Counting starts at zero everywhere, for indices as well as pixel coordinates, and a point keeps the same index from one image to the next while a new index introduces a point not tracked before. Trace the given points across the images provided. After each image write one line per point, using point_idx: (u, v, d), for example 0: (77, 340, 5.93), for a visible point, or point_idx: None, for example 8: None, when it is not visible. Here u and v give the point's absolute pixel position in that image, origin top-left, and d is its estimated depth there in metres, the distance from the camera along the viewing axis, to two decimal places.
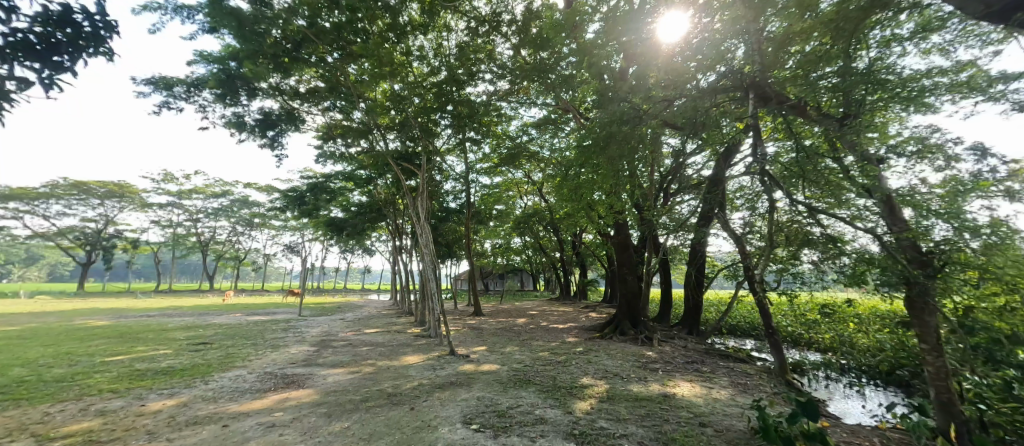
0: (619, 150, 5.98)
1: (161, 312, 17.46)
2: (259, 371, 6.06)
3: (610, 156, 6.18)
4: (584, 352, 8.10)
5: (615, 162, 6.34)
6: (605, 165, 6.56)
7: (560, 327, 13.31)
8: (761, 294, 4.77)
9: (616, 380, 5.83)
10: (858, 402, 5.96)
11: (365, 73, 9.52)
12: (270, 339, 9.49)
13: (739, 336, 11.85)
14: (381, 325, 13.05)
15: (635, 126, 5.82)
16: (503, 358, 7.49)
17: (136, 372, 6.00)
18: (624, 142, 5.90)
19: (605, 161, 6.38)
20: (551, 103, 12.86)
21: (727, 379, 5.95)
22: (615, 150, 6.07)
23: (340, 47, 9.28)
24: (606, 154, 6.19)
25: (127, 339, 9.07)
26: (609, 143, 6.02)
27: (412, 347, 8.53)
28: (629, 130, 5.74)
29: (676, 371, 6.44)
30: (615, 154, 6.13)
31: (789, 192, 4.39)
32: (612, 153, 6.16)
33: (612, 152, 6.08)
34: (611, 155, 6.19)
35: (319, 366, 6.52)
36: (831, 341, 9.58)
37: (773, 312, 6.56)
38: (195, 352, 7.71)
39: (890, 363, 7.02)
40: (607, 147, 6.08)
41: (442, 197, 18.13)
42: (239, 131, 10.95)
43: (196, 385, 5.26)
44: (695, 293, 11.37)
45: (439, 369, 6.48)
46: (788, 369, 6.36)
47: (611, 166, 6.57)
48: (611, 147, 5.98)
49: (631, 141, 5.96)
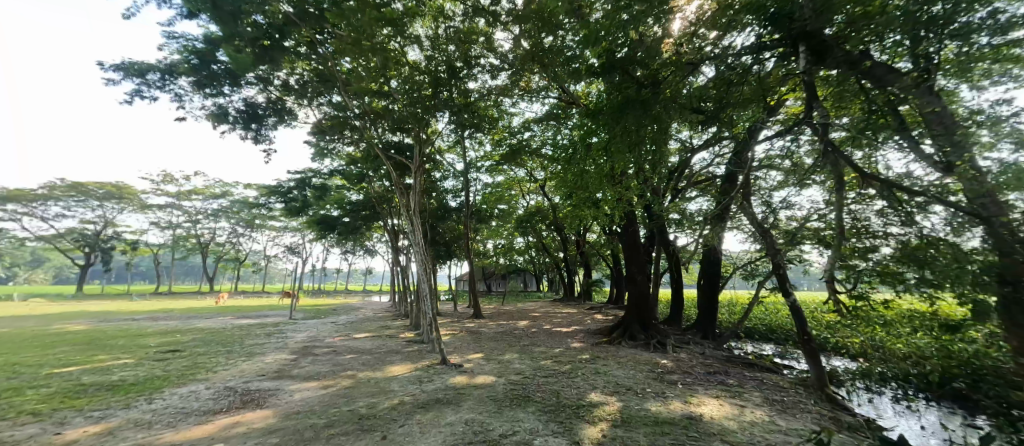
0: (637, 124, 5.43)
1: (150, 315, 16.78)
2: (218, 387, 5.29)
3: (625, 132, 5.69)
4: (590, 360, 7.25)
5: (631, 135, 5.76)
6: (622, 147, 6.04)
7: (564, 331, 12.50)
8: (828, 294, 4.14)
9: (630, 396, 5.00)
10: (915, 421, 5.21)
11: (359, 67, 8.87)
12: (249, 345, 8.71)
13: (758, 340, 10.99)
14: (374, 329, 12.31)
15: (654, 95, 5.37)
16: (501, 368, 6.69)
17: (77, 387, 5.23)
18: (641, 111, 5.33)
19: (621, 140, 5.87)
20: (554, 98, 12.12)
21: (759, 395, 5.11)
22: (630, 125, 5.53)
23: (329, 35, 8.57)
24: (620, 130, 5.69)
25: (94, 346, 8.30)
26: (624, 117, 5.52)
27: (401, 355, 7.73)
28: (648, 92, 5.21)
29: (698, 384, 5.60)
30: (631, 130, 5.60)
31: (865, 170, 3.65)
32: (629, 129, 5.65)
33: (626, 127, 5.58)
34: (626, 130, 5.67)
35: (289, 380, 5.73)
36: (861, 347, 8.70)
37: (807, 314, 5.86)
38: (159, 361, 6.94)
39: (940, 374, 6.18)
40: (621, 121, 5.59)
41: (441, 194, 17.37)
42: (220, 123, 10.05)
43: (138, 405, 4.48)
44: (711, 294, 10.55)
45: (425, 382, 5.66)
46: (828, 380, 5.63)
47: (630, 146, 6.03)
48: (628, 122, 5.45)
49: (651, 111, 5.36)
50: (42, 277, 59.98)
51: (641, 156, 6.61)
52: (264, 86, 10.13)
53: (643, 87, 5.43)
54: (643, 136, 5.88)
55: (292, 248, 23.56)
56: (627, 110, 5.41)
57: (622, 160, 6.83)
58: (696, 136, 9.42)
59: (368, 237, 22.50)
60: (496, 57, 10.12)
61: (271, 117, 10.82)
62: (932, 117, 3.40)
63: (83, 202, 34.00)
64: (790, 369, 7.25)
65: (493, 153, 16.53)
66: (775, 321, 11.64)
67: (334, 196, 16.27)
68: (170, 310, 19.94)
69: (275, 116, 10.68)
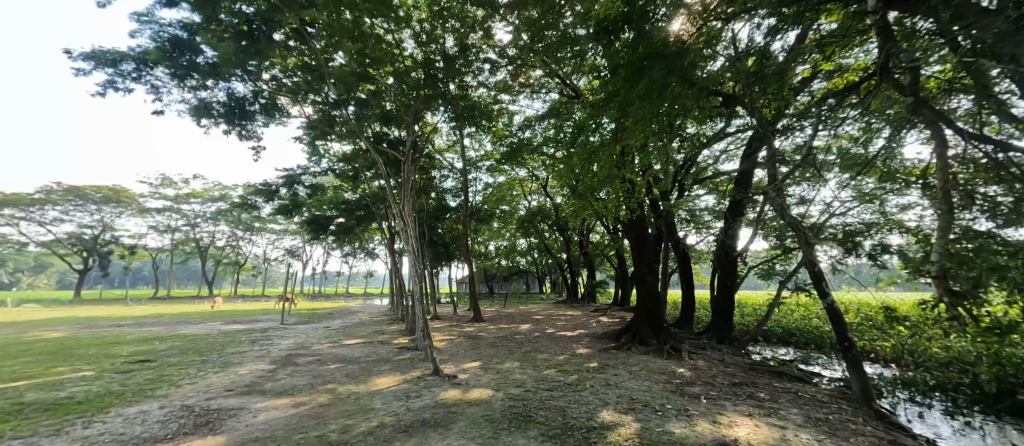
0: (655, 88, 4.65)
1: (137, 321, 15.96)
2: (174, 405, 4.62)
3: (644, 96, 4.81)
4: (598, 369, 6.52)
5: (647, 105, 4.93)
6: (644, 113, 5.16)
7: (568, 335, 11.76)
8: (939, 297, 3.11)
9: (649, 414, 4.30)
10: (981, 440, 4.53)
11: (351, 63, 8.22)
12: (227, 354, 8.03)
13: (775, 344, 10.26)
14: (367, 335, 11.63)
15: (679, 53, 4.53)
16: (499, 379, 5.99)
17: (12, 407, 4.56)
18: (663, 74, 4.48)
19: (645, 104, 4.94)
20: (557, 93, 11.53)
21: (800, 412, 4.41)
22: (653, 83, 4.59)
23: (318, 29, 7.96)
24: (640, 92, 4.79)
25: (58, 356, 7.65)
26: (646, 73, 4.57)
27: (389, 365, 7.02)
28: (672, 53, 4.40)
29: (725, 399, 4.87)
30: (654, 90, 4.65)
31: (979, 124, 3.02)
32: (651, 89, 4.70)
33: (650, 83, 4.60)
34: (647, 92, 4.76)
35: (258, 395, 5.06)
36: (894, 351, 7.94)
37: (847, 318, 5.23)
38: (121, 374, 6.28)
39: (997, 384, 5.47)
40: (641, 80, 4.66)
41: (440, 193, 16.74)
42: (202, 118, 9.23)
43: (70, 431, 3.83)
44: (727, 293, 9.78)
45: (412, 398, 4.95)
46: (875, 393, 4.97)
47: (650, 113, 5.17)
48: (652, 77, 4.47)
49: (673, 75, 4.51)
50: (45, 282, 59.72)
51: (664, 128, 5.74)
52: (255, 83, 9.29)
53: (667, 51, 4.59)
54: (661, 107, 5.04)
55: (292, 250, 22.94)
56: (654, 61, 4.42)
57: (639, 134, 6.02)
58: (706, 129, 8.82)
59: (365, 238, 21.79)
60: (495, 54, 9.62)
61: (260, 115, 10.00)
62: (1017, 75, 2.80)
63: (82, 206, 33.52)
64: (820, 378, 6.58)
65: (493, 152, 15.97)
66: (793, 323, 10.90)
67: (329, 197, 15.67)
68: (162, 316, 19.25)
69: (264, 114, 9.92)
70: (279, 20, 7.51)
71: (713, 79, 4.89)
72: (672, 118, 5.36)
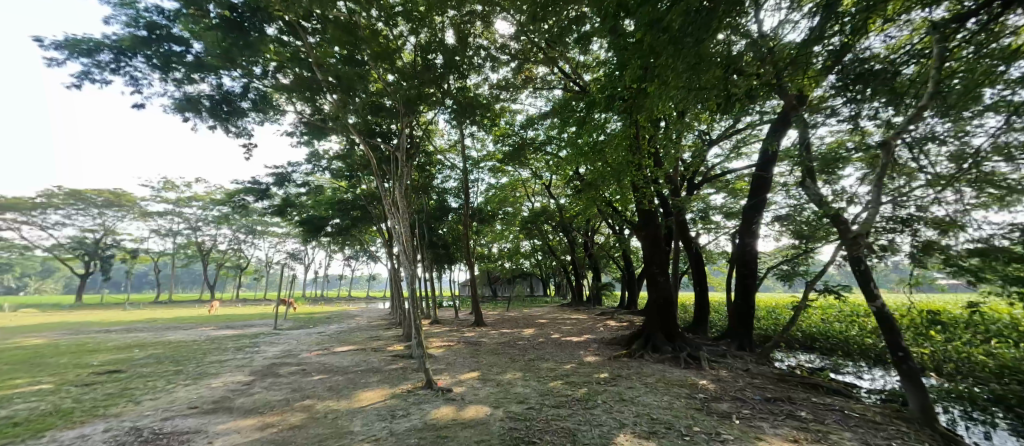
0: (685, 33, 3.82)
1: (129, 326, 15.36)
2: (122, 427, 4.01)
3: (674, 39, 3.91)
4: (610, 381, 5.85)
5: (677, 59, 4.07)
6: (678, 70, 4.17)
7: (574, 341, 11.07)
8: None
9: (674, 440, 3.63)
10: None
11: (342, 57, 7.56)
12: (206, 364, 7.39)
13: (797, 350, 9.57)
14: (361, 340, 11.02)
15: None
16: (498, 393, 5.34)
17: None
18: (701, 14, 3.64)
19: (677, 53, 4.01)
20: (562, 85, 10.86)
21: (857, 437, 3.73)
22: (684, 21, 3.76)
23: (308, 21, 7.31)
24: (670, 36, 3.98)
25: (24, 367, 7.06)
26: (676, 9, 3.73)
27: (378, 376, 6.38)
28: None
29: (761, 419, 4.18)
30: (685, 33, 3.81)
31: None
32: (683, 32, 3.91)
33: (682, 22, 3.80)
34: (679, 36, 3.96)
35: (223, 414, 4.45)
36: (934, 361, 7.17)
37: (898, 324, 4.61)
38: (81, 387, 5.66)
39: None
40: (669, 18, 3.86)
41: (440, 193, 16.11)
42: (188, 112, 8.53)
43: None
44: (745, 298, 9.02)
45: (398, 418, 4.30)
46: (935, 411, 4.34)
47: (683, 74, 4.28)
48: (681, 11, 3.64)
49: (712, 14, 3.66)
50: (51, 286, 59.79)
51: (696, 102, 4.85)
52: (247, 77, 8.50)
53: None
54: (697, 69, 4.19)
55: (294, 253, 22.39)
56: None
57: (664, 108, 5.13)
58: (717, 125, 8.21)
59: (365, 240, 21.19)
60: (497, 47, 9.06)
61: (253, 113, 9.35)
62: None
63: (83, 210, 33.17)
64: (858, 389, 5.88)
65: (496, 151, 15.33)
66: (815, 327, 10.19)
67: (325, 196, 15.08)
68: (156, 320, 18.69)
69: (257, 111, 9.24)
70: (267, 10, 6.81)
71: (755, 41, 4.10)
72: (703, 89, 4.57)
